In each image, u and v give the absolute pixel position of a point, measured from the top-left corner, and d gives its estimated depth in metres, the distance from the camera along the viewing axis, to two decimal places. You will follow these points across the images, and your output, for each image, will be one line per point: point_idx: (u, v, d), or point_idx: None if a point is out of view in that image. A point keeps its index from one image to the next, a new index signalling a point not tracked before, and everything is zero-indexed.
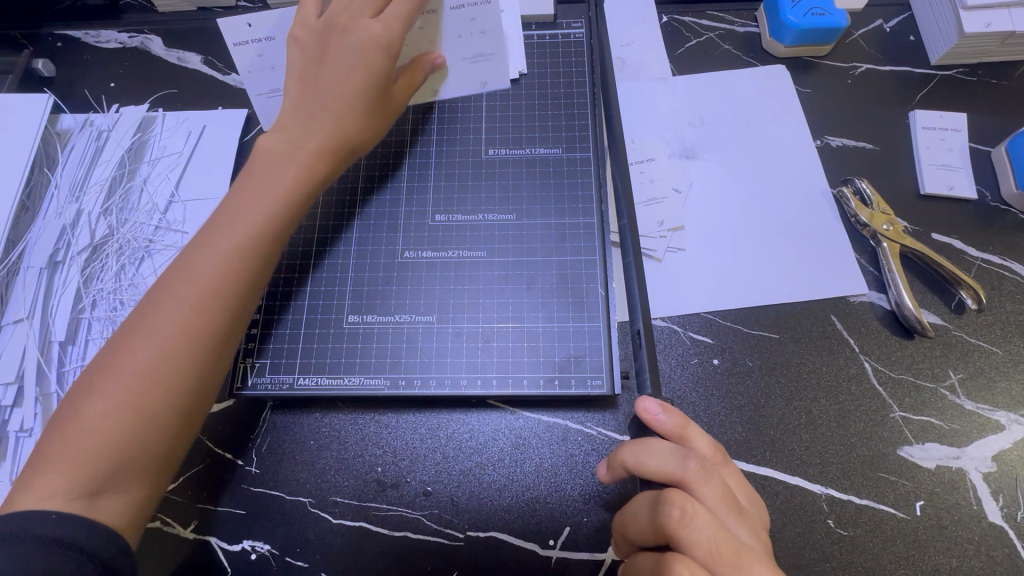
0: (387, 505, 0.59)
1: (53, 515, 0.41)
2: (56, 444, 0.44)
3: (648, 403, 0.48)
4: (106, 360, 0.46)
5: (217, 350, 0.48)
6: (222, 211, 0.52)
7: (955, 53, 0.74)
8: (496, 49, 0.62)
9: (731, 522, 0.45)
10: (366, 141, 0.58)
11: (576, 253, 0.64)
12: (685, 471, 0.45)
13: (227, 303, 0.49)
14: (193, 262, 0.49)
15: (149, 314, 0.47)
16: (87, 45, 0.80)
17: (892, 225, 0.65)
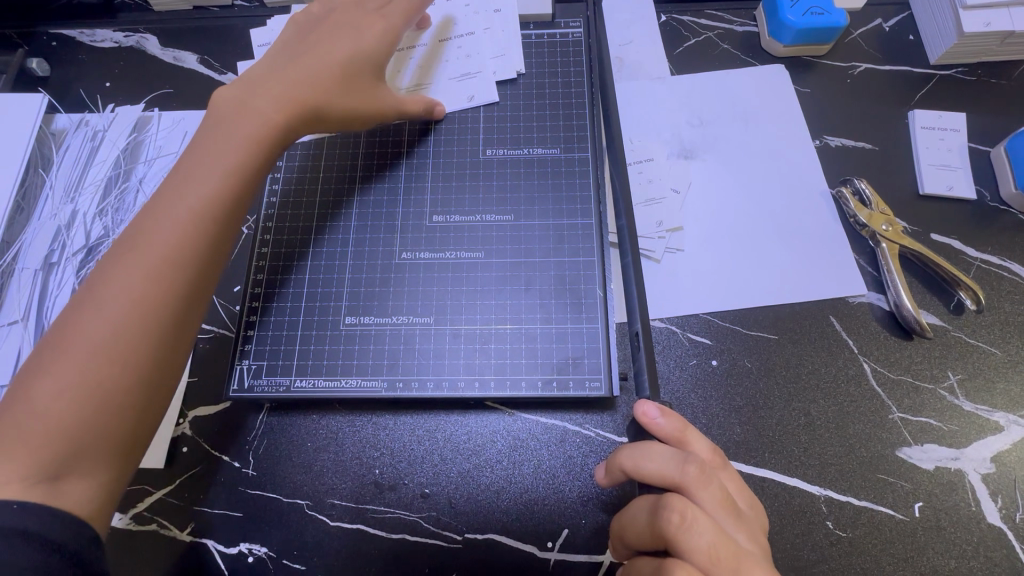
0: (384, 507, 0.59)
1: (15, 505, 0.39)
2: (9, 425, 0.42)
3: (646, 407, 0.49)
4: (58, 334, 0.45)
5: (177, 317, 0.48)
6: (175, 179, 0.51)
7: (955, 52, 0.73)
8: (482, 70, 0.72)
9: (731, 527, 0.45)
10: (331, 111, 0.60)
11: (574, 254, 0.64)
12: (683, 475, 0.45)
13: (186, 269, 0.48)
14: (145, 230, 0.48)
15: (100, 284, 0.46)
16: (81, 44, 0.80)
17: (891, 226, 0.65)
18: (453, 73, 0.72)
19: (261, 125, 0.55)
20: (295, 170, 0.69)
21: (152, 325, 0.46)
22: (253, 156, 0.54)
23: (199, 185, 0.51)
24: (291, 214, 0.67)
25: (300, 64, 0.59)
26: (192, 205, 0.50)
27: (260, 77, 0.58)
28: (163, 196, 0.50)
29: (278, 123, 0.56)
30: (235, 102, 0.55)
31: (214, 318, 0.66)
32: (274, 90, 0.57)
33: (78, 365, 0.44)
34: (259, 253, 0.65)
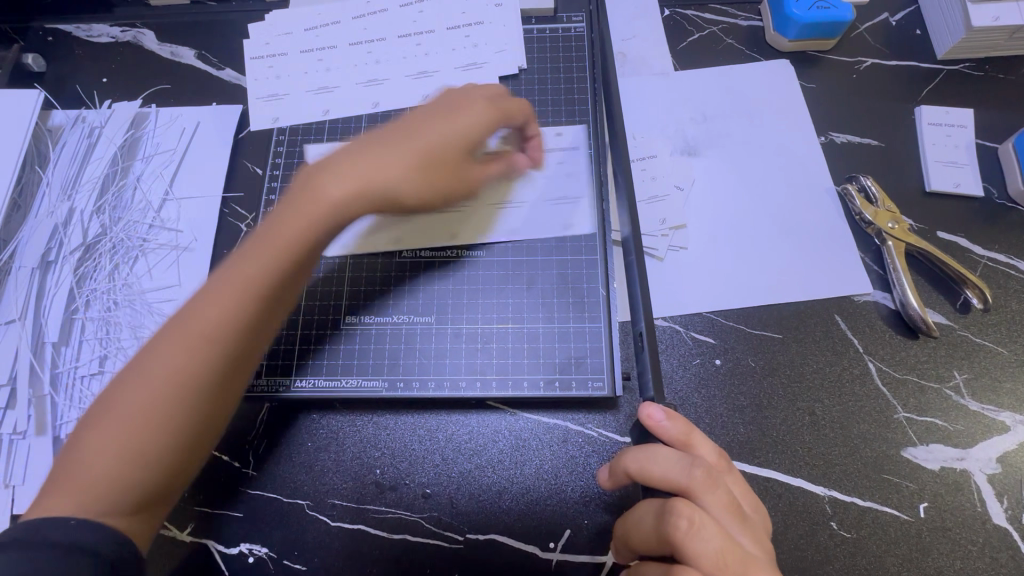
0: (385, 507, 0.58)
1: (71, 520, 0.42)
2: (69, 462, 0.44)
3: (652, 409, 0.48)
4: (107, 394, 0.46)
5: (213, 400, 0.47)
6: (234, 254, 0.50)
7: (962, 47, 0.72)
8: (488, 59, 0.71)
9: (738, 531, 0.44)
10: (411, 195, 0.54)
11: (576, 252, 0.63)
12: (688, 478, 0.45)
13: (224, 352, 0.47)
14: (197, 304, 0.48)
15: (152, 350, 0.47)
16: (78, 40, 0.79)
17: (897, 224, 0.64)
18: (460, 62, 0.71)
19: (341, 197, 0.51)
20: (295, 169, 0.69)
21: (190, 405, 0.46)
22: (307, 234, 0.50)
23: (250, 261, 0.49)
24: None
25: (420, 137, 0.55)
26: (239, 282, 0.48)
27: (380, 147, 0.54)
28: (220, 270, 0.49)
29: (359, 196, 0.52)
30: (301, 179, 0.53)
31: None
32: (390, 164, 0.53)
33: (118, 429, 0.44)
34: None
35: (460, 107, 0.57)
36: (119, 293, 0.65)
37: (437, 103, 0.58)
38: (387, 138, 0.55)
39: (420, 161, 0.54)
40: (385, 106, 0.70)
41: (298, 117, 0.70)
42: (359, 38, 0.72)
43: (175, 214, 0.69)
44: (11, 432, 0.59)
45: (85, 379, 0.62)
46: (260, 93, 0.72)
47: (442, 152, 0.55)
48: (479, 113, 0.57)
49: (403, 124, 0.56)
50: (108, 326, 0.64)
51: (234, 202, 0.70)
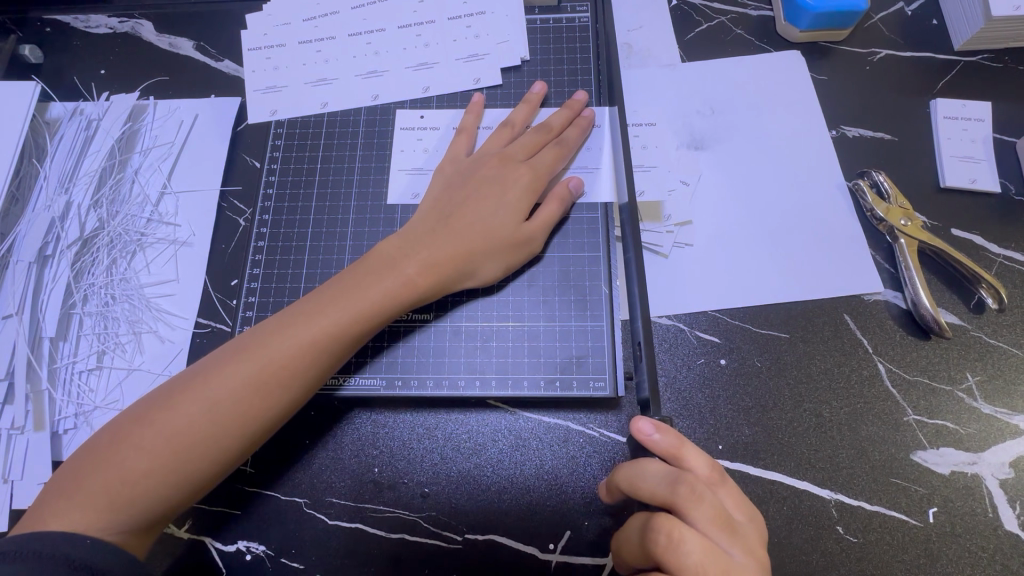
0: (383, 506, 0.58)
1: (88, 540, 0.43)
2: (101, 465, 0.46)
3: (640, 424, 0.47)
4: (145, 412, 0.48)
5: (239, 451, 0.49)
6: (291, 312, 0.52)
7: (980, 38, 0.70)
8: (489, 50, 0.69)
9: (726, 545, 0.42)
10: (474, 278, 0.57)
11: (579, 248, 0.62)
12: (672, 494, 0.44)
13: (265, 412, 0.49)
14: (251, 352, 0.50)
15: (211, 377, 0.49)
16: (75, 30, 0.78)
17: (910, 221, 0.62)
18: (460, 53, 0.69)
19: (396, 285, 0.53)
20: (292, 161, 0.68)
21: (216, 451, 0.48)
22: (359, 316, 0.52)
23: (307, 327, 0.51)
24: (288, 208, 0.66)
25: (460, 224, 0.57)
26: (293, 347, 0.50)
27: (422, 235, 0.57)
28: (277, 324, 0.51)
29: (416, 289, 0.54)
30: (386, 254, 0.56)
31: (209, 312, 0.64)
32: (430, 252, 0.55)
33: (146, 452, 0.47)
34: (256, 247, 0.64)
35: (499, 189, 0.59)
36: (116, 288, 0.65)
37: (479, 177, 0.60)
38: (429, 224, 0.58)
39: (461, 251, 0.56)
40: (385, 98, 0.69)
41: (297, 109, 0.69)
42: (359, 29, 0.71)
43: (172, 208, 0.68)
44: (9, 427, 0.59)
45: (83, 375, 0.62)
46: (257, 85, 0.71)
47: (486, 234, 0.57)
48: (519, 199, 0.59)
49: (442, 207, 0.59)
50: (106, 321, 0.64)
51: (232, 196, 0.69)
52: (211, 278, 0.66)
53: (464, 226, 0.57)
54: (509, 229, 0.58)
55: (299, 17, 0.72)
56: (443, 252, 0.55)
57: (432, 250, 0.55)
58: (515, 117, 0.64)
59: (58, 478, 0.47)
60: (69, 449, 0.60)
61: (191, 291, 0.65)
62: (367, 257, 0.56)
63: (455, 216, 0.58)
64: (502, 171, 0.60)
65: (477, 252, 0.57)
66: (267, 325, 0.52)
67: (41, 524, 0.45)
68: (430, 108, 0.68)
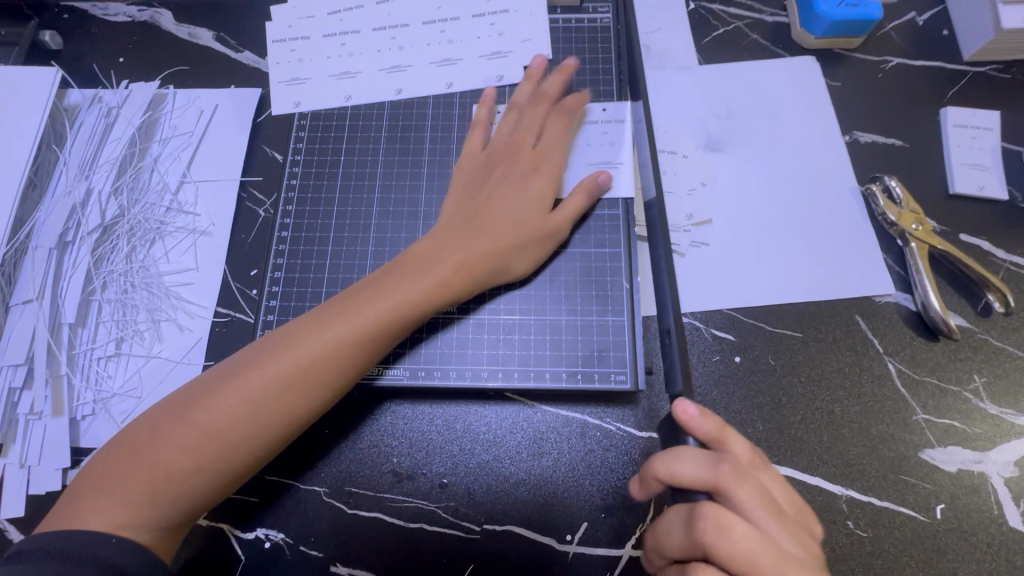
0: (403, 496, 0.58)
1: (114, 538, 0.44)
2: (138, 463, 0.47)
3: (685, 406, 0.46)
4: (181, 408, 0.49)
5: (277, 449, 0.50)
6: (325, 311, 0.53)
7: (991, 49, 0.72)
8: (512, 48, 0.70)
9: (774, 531, 0.44)
10: (506, 271, 0.58)
11: (599, 246, 0.63)
12: (718, 477, 0.44)
13: (301, 413, 0.50)
14: (288, 351, 0.50)
15: (248, 373, 0.49)
16: (94, 17, 0.78)
17: (921, 225, 0.64)
18: (484, 50, 0.70)
19: (430, 286, 0.54)
20: (316, 154, 0.68)
21: (257, 449, 0.49)
22: (394, 316, 0.52)
23: (344, 327, 0.51)
24: (311, 199, 0.66)
25: (491, 224, 0.58)
26: (332, 347, 0.50)
27: (452, 235, 0.57)
28: (312, 323, 0.52)
29: (448, 289, 0.55)
30: (420, 253, 0.56)
31: (230, 301, 0.65)
32: (461, 252, 0.56)
33: (187, 450, 0.47)
34: (278, 238, 0.65)
35: (522, 186, 0.60)
36: (136, 276, 0.65)
37: (503, 175, 0.61)
38: (457, 224, 0.58)
39: (493, 250, 0.57)
40: (408, 93, 0.69)
41: (320, 102, 0.70)
42: (382, 24, 0.71)
43: (193, 197, 0.68)
44: (26, 413, 0.59)
45: (101, 361, 0.62)
46: (280, 76, 0.71)
47: (514, 227, 0.58)
48: (544, 194, 0.60)
49: (469, 206, 0.59)
50: (125, 309, 0.64)
51: (252, 187, 0.69)
52: (231, 268, 0.66)
53: (492, 223, 0.58)
54: (536, 223, 0.59)
55: (322, 11, 0.72)
56: (476, 251, 0.56)
57: (466, 248, 0.56)
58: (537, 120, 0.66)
59: (94, 472, 0.47)
60: (87, 435, 0.60)
61: (212, 280, 0.65)
62: (401, 257, 0.56)
63: (483, 214, 0.58)
64: (525, 169, 0.61)
65: (505, 246, 0.57)
66: (303, 322, 0.52)
67: (81, 518, 0.45)
68: (453, 103, 0.69)
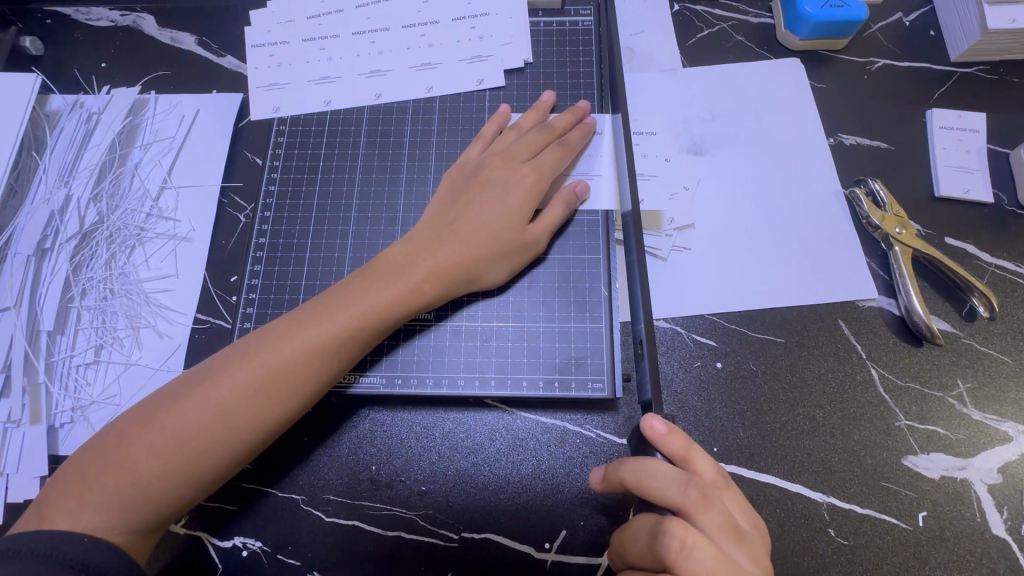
0: (380, 504, 0.58)
1: (85, 539, 0.44)
2: (107, 467, 0.47)
3: (653, 422, 0.47)
4: (151, 413, 0.48)
5: (248, 453, 0.49)
6: (298, 315, 0.53)
7: (977, 50, 0.71)
8: (493, 52, 0.70)
9: (732, 550, 0.44)
10: (482, 279, 0.58)
11: (579, 251, 0.63)
12: (685, 499, 0.45)
13: (272, 417, 0.49)
14: (259, 356, 0.50)
15: (219, 378, 0.49)
16: (77, 23, 0.77)
17: (904, 229, 0.63)
18: (464, 54, 0.70)
19: (404, 291, 0.54)
20: (295, 159, 0.68)
21: (229, 453, 0.48)
22: (367, 320, 0.52)
23: (316, 331, 0.51)
24: (290, 205, 0.66)
25: (464, 231, 0.57)
26: (303, 351, 0.50)
27: (427, 241, 0.57)
28: (285, 327, 0.52)
29: (422, 294, 0.55)
30: (395, 258, 0.56)
31: (209, 308, 0.64)
32: (436, 257, 0.56)
33: (155, 455, 0.47)
34: (256, 244, 0.65)
35: (501, 191, 0.59)
36: (115, 282, 0.65)
37: (482, 178, 0.60)
38: (433, 229, 0.58)
39: (466, 259, 0.56)
40: (388, 98, 0.69)
41: (300, 106, 0.69)
42: (362, 28, 0.71)
43: (173, 203, 0.68)
44: (5, 420, 0.59)
45: (80, 369, 0.62)
46: (260, 81, 0.71)
47: (489, 237, 0.57)
48: (523, 201, 0.59)
49: (444, 211, 0.59)
50: (104, 316, 0.64)
51: (233, 192, 0.69)
52: (210, 275, 0.66)
53: (468, 230, 0.57)
54: (511, 233, 0.58)
55: (303, 15, 0.72)
56: (451, 257, 0.56)
57: (441, 255, 0.56)
58: (523, 122, 0.65)
59: (64, 476, 0.47)
60: (66, 443, 0.60)
61: (191, 286, 0.65)
62: (376, 262, 0.56)
63: (459, 219, 0.58)
64: (505, 173, 0.60)
65: (481, 256, 0.57)
66: (276, 326, 0.52)
67: (50, 522, 0.45)
68: (433, 107, 0.68)
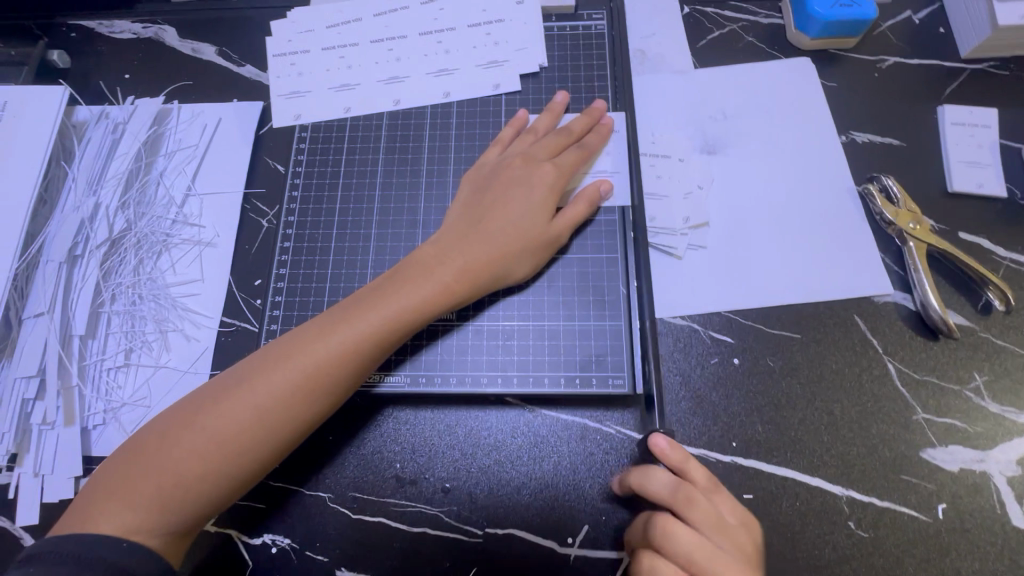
0: (405, 501, 0.59)
1: (125, 542, 0.45)
2: (148, 468, 0.48)
3: (656, 437, 0.53)
4: (189, 415, 0.50)
5: (281, 455, 0.51)
6: (328, 318, 0.54)
7: (988, 46, 0.72)
8: (508, 57, 0.71)
9: (717, 541, 0.49)
10: (508, 276, 0.59)
11: (597, 250, 0.64)
12: (673, 497, 0.51)
13: (306, 418, 0.51)
14: (293, 358, 0.51)
15: (254, 380, 0.50)
16: (101, 36, 0.80)
17: (918, 224, 0.64)
18: (480, 59, 0.71)
19: (432, 293, 0.55)
20: (316, 165, 0.69)
21: (264, 453, 0.50)
22: (396, 322, 0.53)
23: (347, 334, 0.52)
24: (312, 210, 0.68)
25: (491, 231, 0.58)
26: (334, 354, 0.51)
27: (453, 242, 0.58)
28: (316, 329, 0.53)
29: (450, 295, 0.56)
30: (422, 261, 0.57)
31: (234, 311, 0.66)
32: (462, 259, 0.57)
33: (194, 455, 0.48)
34: (281, 248, 0.66)
35: (525, 189, 0.60)
36: (143, 287, 0.67)
37: (504, 178, 0.61)
38: (459, 231, 0.59)
39: (494, 257, 0.57)
40: (406, 103, 0.70)
41: (320, 113, 0.71)
42: (380, 35, 0.72)
43: (197, 210, 0.70)
44: (39, 422, 0.61)
45: (111, 372, 0.64)
46: (281, 89, 0.72)
47: (514, 234, 0.58)
48: (546, 199, 0.60)
49: (469, 212, 0.61)
50: (133, 320, 0.66)
51: (255, 198, 0.71)
52: (235, 279, 0.67)
53: (492, 229, 0.58)
54: (536, 229, 0.59)
55: (322, 24, 0.74)
56: (478, 257, 0.57)
57: (467, 255, 0.57)
58: (540, 125, 0.66)
59: (104, 477, 0.49)
60: (98, 444, 0.61)
61: (217, 291, 0.67)
62: (403, 263, 0.58)
63: (482, 219, 0.59)
64: (527, 173, 0.61)
65: (507, 253, 0.58)
66: (307, 328, 0.53)
67: (92, 522, 0.46)
68: (450, 112, 0.70)
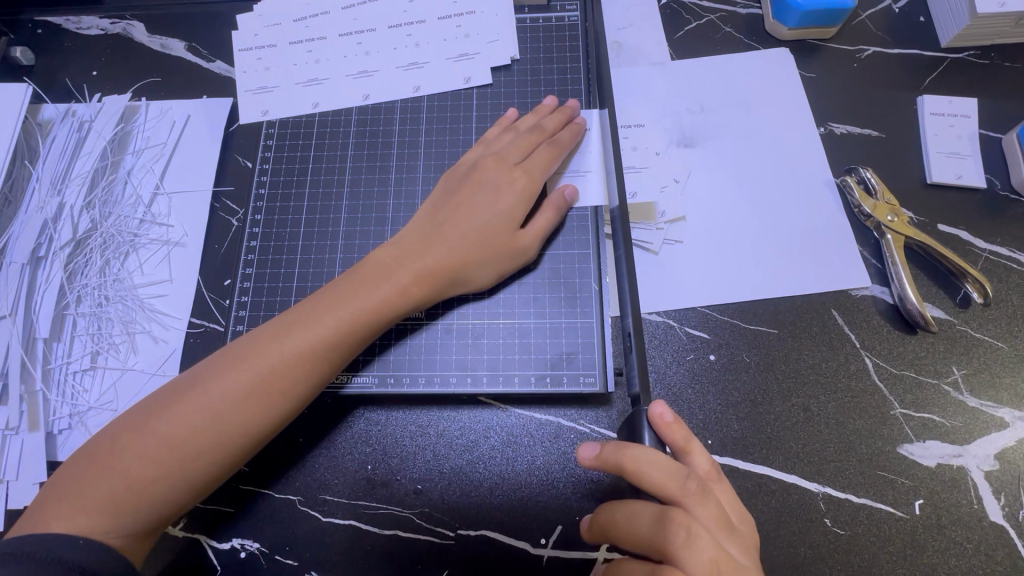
0: (376, 503, 0.58)
1: (81, 540, 0.44)
2: (101, 472, 0.47)
3: (662, 411, 0.47)
4: (144, 418, 0.49)
5: (240, 458, 0.50)
6: (287, 318, 0.53)
7: (968, 34, 0.71)
8: (479, 50, 0.70)
9: (727, 542, 0.45)
10: (469, 283, 0.58)
11: (569, 246, 0.63)
12: (685, 490, 0.45)
13: (263, 420, 0.50)
14: (250, 359, 0.50)
15: (210, 381, 0.49)
16: (67, 32, 0.78)
17: (896, 216, 0.63)
18: (451, 52, 0.70)
19: (392, 294, 0.54)
20: (284, 162, 0.68)
21: (221, 456, 0.49)
22: (356, 323, 0.52)
23: (305, 335, 0.51)
24: (280, 208, 0.66)
25: (453, 234, 0.57)
26: (294, 354, 0.50)
27: (416, 243, 0.57)
28: (274, 330, 0.52)
29: (411, 296, 0.55)
30: (383, 262, 0.56)
31: (202, 311, 0.65)
32: (423, 261, 0.56)
33: (148, 458, 0.47)
34: (248, 247, 0.65)
35: (493, 195, 0.59)
36: (110, 289, 0.65)
37: (473, 181, 0.60)
38: (423, 232, 0.58)
39: (456, 261, 0.56)
40: (376, 98, 0.69)
41: (288, 109, 0.70)
42: (350, 29, 0.71)
43: (165, 209, 0.69)
44: (2, 428, 0.60)
45: (77, 375, 0.62)
46: (249, 85, 0.71)
47: (479, 242, 0.57)
48: (514, 206, 0.59)
49: (435, 213, 0.59)
50: (100, 322, 0.64)
51: (225, 197, 0.70)
52: (204, 280, 0.66)
53: (458, 235, 0.57)
54: (500, 238, 0.58)
55: (290, 18, 0.72)
56: (441, 258, 0.56)
57: (430, 257, 0.56)
58: (521, 123, 0.64)
59: (58, 481, 0.48)
60: (64, 449, 0.60)
61: (185, 291, 0.65)
62: (365, 263, 0.56)
63: (448, 224, 0.58)
64: (497, 177, 0.60)
65: (470, 261, 0.57)
66: (266, 329, 0.52)
67: (46, 526, 0.45)
68: (421, 107, 0.69)
